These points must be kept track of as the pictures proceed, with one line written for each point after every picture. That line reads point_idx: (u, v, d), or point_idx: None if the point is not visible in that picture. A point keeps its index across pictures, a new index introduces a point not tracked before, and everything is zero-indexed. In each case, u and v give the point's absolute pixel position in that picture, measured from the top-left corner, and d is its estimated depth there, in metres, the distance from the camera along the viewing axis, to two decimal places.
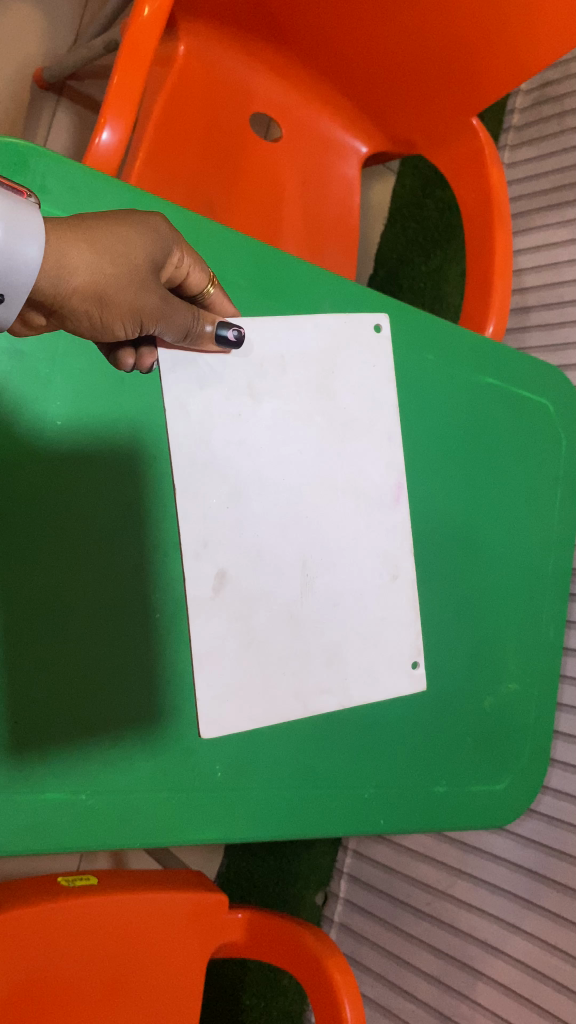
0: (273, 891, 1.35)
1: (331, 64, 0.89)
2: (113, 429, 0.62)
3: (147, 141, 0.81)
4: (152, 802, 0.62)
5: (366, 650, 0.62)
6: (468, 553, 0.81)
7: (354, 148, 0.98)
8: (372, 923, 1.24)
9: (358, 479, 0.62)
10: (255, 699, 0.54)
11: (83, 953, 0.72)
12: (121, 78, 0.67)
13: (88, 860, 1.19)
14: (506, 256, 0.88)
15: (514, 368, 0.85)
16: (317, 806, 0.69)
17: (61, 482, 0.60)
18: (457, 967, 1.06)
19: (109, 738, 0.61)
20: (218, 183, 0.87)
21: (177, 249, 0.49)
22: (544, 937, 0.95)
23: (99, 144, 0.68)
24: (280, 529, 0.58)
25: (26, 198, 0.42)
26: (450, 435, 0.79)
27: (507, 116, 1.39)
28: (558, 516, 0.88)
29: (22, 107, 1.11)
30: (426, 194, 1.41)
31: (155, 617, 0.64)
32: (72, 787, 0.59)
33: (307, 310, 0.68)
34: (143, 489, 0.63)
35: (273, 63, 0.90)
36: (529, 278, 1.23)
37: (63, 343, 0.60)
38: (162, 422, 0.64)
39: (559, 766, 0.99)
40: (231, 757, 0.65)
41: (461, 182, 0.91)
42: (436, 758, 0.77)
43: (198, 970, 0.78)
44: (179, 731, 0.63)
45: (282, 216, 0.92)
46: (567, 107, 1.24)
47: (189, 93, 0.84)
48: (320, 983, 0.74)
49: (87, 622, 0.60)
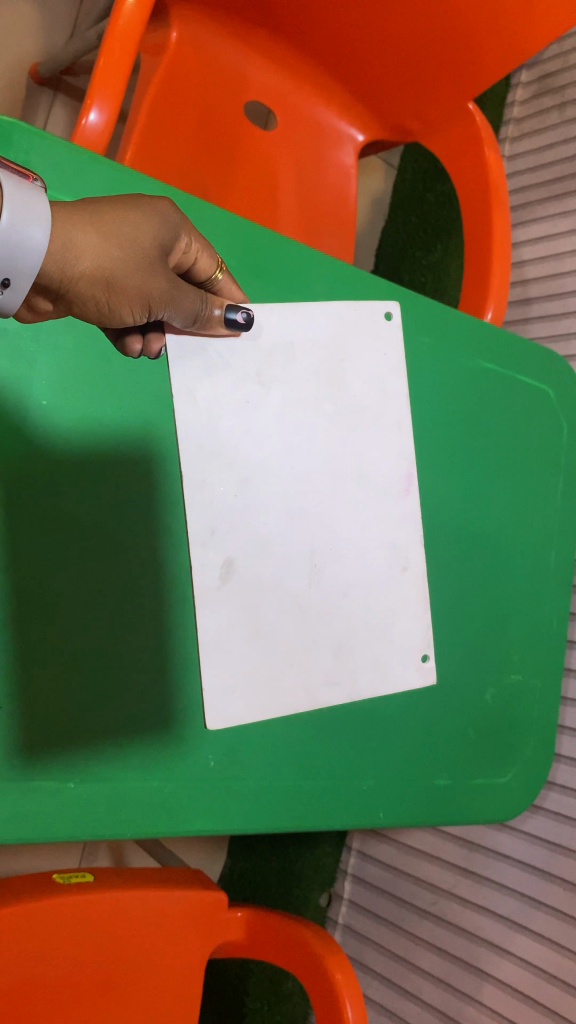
0: (276, 893, 1.34)
1: (329, 54, 0.89)
2: (101, 415, 0.61)
3: (140, 126, 0.80)
4: (145, 793, 0.61)
5: (377, 646, 0.61)
6: (472, 544, 0.81)
7: (350, 135, 0.98)
8: (376, 924, 1.24)
9: (368, 469, 0.61)
10: (269, 690, 0.55)
11: (78, 953, 0.72)
12: (107, 60, 0.66)
13: (88, 856, 1.18)
14: (504, 240, 0.88)
15: (515, 354, 0.84)
16: (316, 800, 0.69)
17: (50, 469, 0.59)
18: (463, 968, 1.06)
19: (99, 731, 0.60)
20: (214, 168, 0.86)
21: (185, 233, 0.48)
22: (551, 937, 0.95)
23: (86, 124, 0.67)
24: (290, 520, 0.57)
25: (31, 181, 0.41)
26: (449, 425, 0.79)
27: (507, 109, 1.38)
28: (560, 505, 0.88)
29: (17, 101, 1.10)
30: (426, 187, 1.40)
31: (148, 608, 0.62)
32: (60, 776, 0.58)
33: (304, 295, 0.68)
34: (132, 476, 0.62)
35: (270, 50, 0.89)
36: (531, 270, 1.23)
37: (57, 327, 0.60)
38: (152, 407, 0.63)
39: (565, 762, 0.99)
40: (228, 747, 0.65)
41: (460, 166, 0.91)
42: (438, 753, 0.77)
43: (196, 969, 0.78)
44: (172, 723, 0.63)
45: (279, 202, 0.92)
46: (567, 99, 1.24)
47: (183, 78, 0.83)
48: (322, 983, 0.74)
49: (79, 611, 0.60)
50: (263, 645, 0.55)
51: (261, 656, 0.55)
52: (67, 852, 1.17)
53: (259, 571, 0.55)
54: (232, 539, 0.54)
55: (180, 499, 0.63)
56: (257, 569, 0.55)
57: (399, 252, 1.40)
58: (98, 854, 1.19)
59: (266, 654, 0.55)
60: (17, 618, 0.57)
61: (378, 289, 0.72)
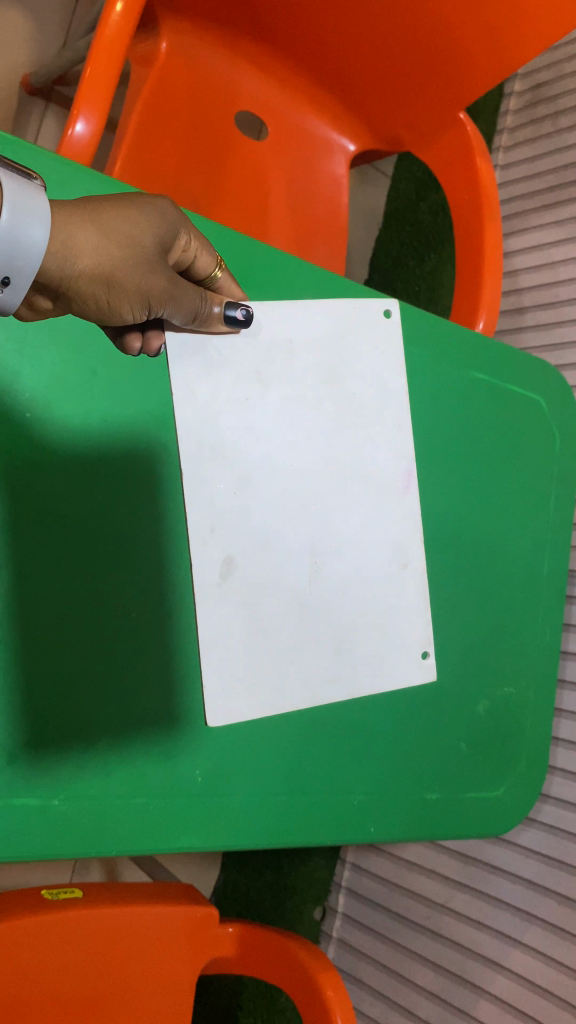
0: (270, 907, 1.32)
1: (318, 65, 0.90)
2: (87, 424, 0.61)
3: (130, 135, 0.81)
4: (128, 809, 0.61)
5: (376, 640, 0.60)
6: (463, 553, 0.81)
7: (341, 146, 0.99)
8: (371, 939, 1.22)
9: (365, 464, 0.59)
10: (264, 684, 0.53)
11: (63, 974, 0.70)
12: (93, 70, 0.67)
13: (80, 871, 1.17)
14: (496, 249, 0.89)
15: (507, 365, 0.85)
16: (305, 813, 0.69)
17: (36, 480, 0.59)
18: (458, 984, 1.04)
19: (81, 746, 0.59)
20: (206, 179, 0.87)
21: (185, 231, 0.49)
22: (546, 951, 0.94)
23: (73, 136, 0.68)
24: (287, 513, 0.56)
25: (32, 179, 0.41)
26: (441, 434, 0.80)
27: (501, 117, 1.41)
28: (552, 514, 0.89)
29: (10, 111, 1.11)
30: (419, 196, 1.44)
31: (133, 619, 0.62)
32: (43, 793, 0.58)
33: (293, 293, 0.68)
34: (118, 484, 0.62)
35: (259, 63, 0.91)
36: (524, 279, 1.25)
37: (42, 337, 0.60)
38: (141, 413, 0.63)
39: (560, 774, 0.98)
40: (213, 762, 0.64)
41: (452, 177, 0.92)
42: (430, 766, 0.77)
43: (187, 986, 0.76)
44: (156, 737, 0.62)
45: (270, 215, 0.93)
46: (560, 107, 1.26)
47: (174, 90, 0.84)
48: (313, 999, 0.73)
49: (64, 622, 0.60)
50: (263, 642, 0.53)
51: (260, 654, 0.53)
52: (59, 867, 1.16)
53: (260, 570, 0.54)
54: (232, 537, 0.52)
55: (184, 502, 0.63)
56: (257, 565, 0.53)
57: (392, 261, 1.41)
58: (90, 869, 1.17)
59: (266, 645, 0.54)
60: (11, 624, 0.58)
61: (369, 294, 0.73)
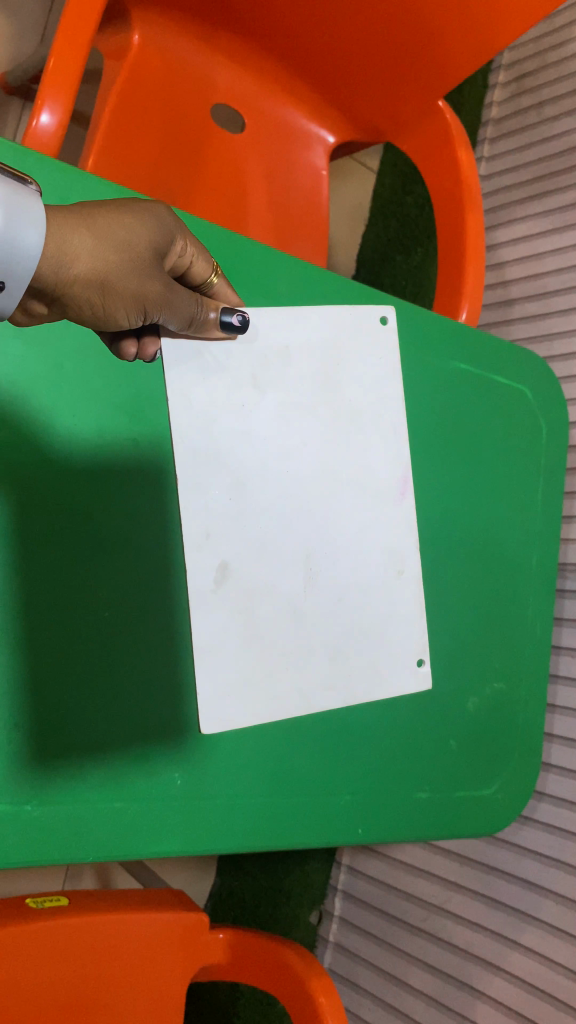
0: (265, 912, 1.32)
1: (299, 58, 0.90)
2: (61, 422, 0.61)
3: (105, 126, 0.80)
4: (106, 812, 0.60)
5: (373, 648, 0.59)
6: (450, 549, 0.82)
7: (322, 139, 1.00)
8: (367, 942, 1.23)
9: (363, 471, 0.59)
10: (265, 700, 0.53)
11: (54, 982, 0.69)
12: (57, 62, 0.66)
13: (72, 878, 1.16)
14: (478, 240, 0.90)
15: (493, 356, 0.86)
16: (294, 814, 0.69)
17: (9, 481, 0.59)
18: (454, 987, 1.05)
19: (58, 747, 0.59)
20: (186, 176, 0.87)
21: (181, 237, 0.49)
22: (543, 952, 0.95)
23: (37, 127, 0.67)
24: (285, 524, 0.55)
25: (25, 183, 0.41)
26: (426, 432, 0.80)
27: (485, 110, 1.42)
28: (541, 505, 0.89)
29: None
30: (406, 192, 1.45)
31: (105, 619, 0.62)
32: (16, 798, 0.57)
33: (268, 295, 0.70)
34: (90, 482, 0.62)
35: (238, 56, 0.91)
36: (512, 271, 1.26)
37: (13, 335, 0.59)
38: (111, 405, 0.62)
39: (556, 771, 0.99)
40: (194, 763, 0.64)
41: (432, 166, 0.93)
42: (421, 767, 0.77)
43: (178, 993, 0.76)
44: (134, 736, 0.62)
45: (252, 205, 0.93)
46: (545, 99, 1.27)
47: (151, 83, 0.84)
48: (305, 1005, 0.73)
49: (35, 625, 0.59)
50: (260, 654, 0.53)
51: (257, 667, 0.53)
52: (51, 874, 1.15)
53: (255, 579, 0.53)
54: (227, 540, 0.52)
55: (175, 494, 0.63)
56: (253, 572, 0.53)
57: (378, 257, 1.42)
58: (83, 876, 1.17)
59: (262, 660, 0.53)
60: None
61: (343, 290, 0.75)
